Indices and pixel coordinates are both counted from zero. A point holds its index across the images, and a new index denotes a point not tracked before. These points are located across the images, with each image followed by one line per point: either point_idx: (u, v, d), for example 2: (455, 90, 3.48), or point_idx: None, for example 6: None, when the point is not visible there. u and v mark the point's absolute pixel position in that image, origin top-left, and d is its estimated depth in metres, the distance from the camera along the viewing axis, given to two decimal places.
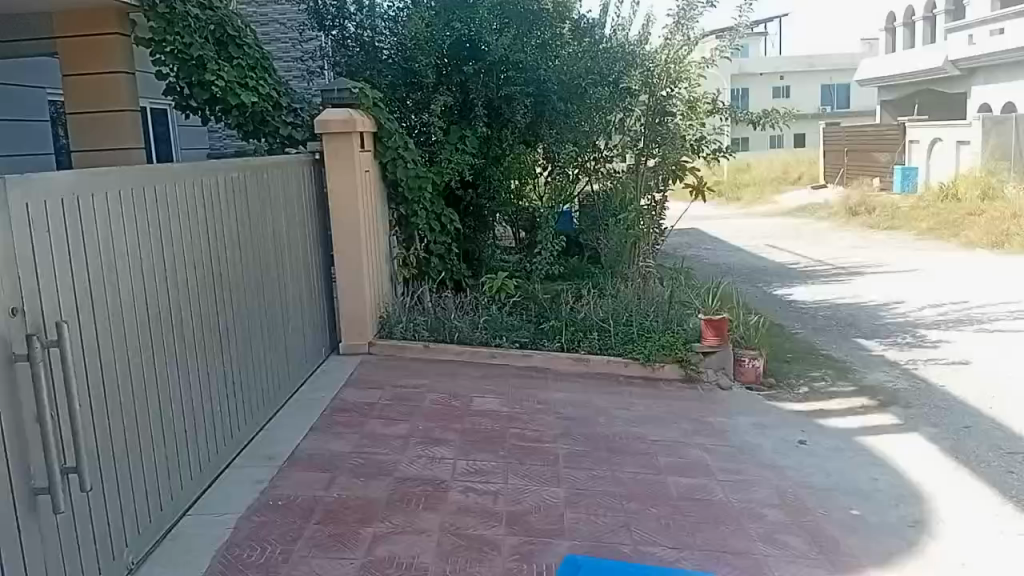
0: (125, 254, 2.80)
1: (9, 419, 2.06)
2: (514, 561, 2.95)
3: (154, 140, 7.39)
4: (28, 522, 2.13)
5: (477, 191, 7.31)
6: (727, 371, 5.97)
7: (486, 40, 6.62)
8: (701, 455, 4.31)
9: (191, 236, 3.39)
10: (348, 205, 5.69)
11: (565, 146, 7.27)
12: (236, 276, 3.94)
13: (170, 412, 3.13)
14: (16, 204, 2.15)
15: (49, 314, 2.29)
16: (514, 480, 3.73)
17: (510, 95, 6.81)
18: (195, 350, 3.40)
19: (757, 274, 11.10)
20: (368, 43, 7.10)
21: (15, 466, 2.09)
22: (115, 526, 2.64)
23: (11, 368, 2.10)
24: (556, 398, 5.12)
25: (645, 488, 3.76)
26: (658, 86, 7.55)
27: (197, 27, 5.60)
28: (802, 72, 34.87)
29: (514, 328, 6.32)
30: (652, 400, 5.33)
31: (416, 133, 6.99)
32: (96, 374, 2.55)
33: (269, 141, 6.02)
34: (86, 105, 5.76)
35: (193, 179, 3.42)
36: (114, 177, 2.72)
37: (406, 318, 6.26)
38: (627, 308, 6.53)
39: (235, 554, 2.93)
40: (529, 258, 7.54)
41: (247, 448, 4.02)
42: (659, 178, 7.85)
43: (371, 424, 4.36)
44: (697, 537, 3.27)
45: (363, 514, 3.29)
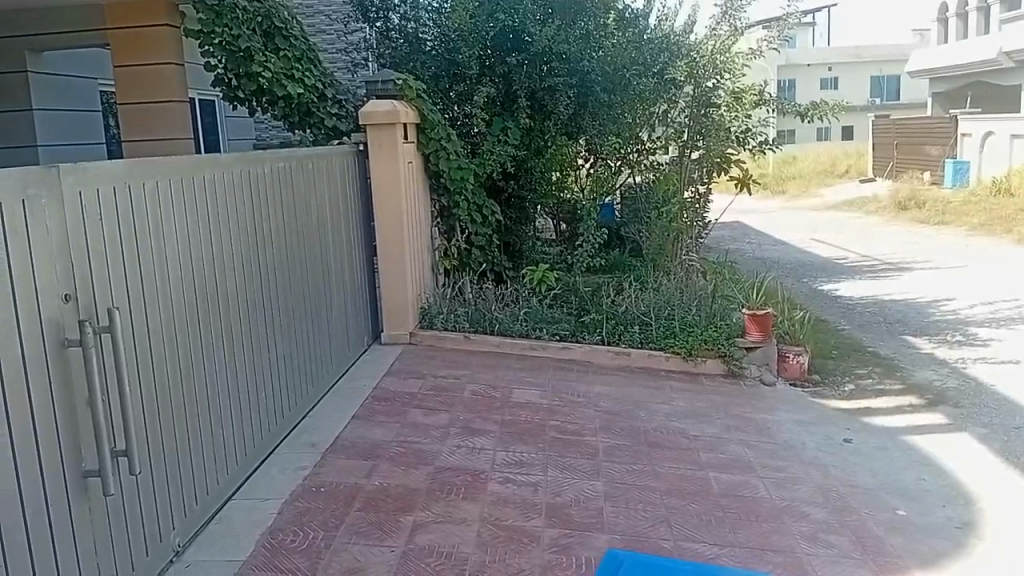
0: (174, 242, 2.85)
1: (62, 402, 2.12)
2: (554, 553, 2.95)
3: (202, 131, 7.51)
4: (79, 504, 2.19)
5: (519, 182, 7.27)
6: (771, 366, 5.91)
7: (530, 32, 6.69)
8: (743, 451, 4.26)
9: (237, 225, 3.43)
10: (391, 196, 5.72)
11: (607, 138, 7.25)
12: (281, 267, 3.99)
13: (216, 400, 3.19)
14: (69, 192, 2.20)
15: (100, 300, 2.35)
16: (553, 473, 3.72)
17: (553, 86, 6.84)
18: (241, 340, 3.45)
19: (801, 269, 10.91)
20: (412, 35, 7.07)
21: (67, 449, 2.14)
22: (162, 509, 2.70)
23: (64, 353, 2.15)
24: (596, 392, 5.10)
25: (686, 484, 3.73)
26: (704, 77, 7.41)
27: (245, 18, 5.66)
28: (850, 64, 34.13)
29: (554, 321, 6.30)
30: (693, 395, 5.29)
31: (460, 124, 7.07)
32: (145, 358, 2.60)
33: (315, 131, 6.10)
34: (136, 96, 5.86)
35: (240, 169, 3.47)
36: (162, 166, 2.76)
37: (446, 309, 6.27)
38: (669, 303, 6.47)
39: (278, 539, 2.98)
40: (569, 251, 7.50)
41: (290, 434, 4.07)
42: (703, 171, 7.73)
43: (412, 414, 4.40)
44: (738, 534, 3.23)
45: (403, 503, 3.32)
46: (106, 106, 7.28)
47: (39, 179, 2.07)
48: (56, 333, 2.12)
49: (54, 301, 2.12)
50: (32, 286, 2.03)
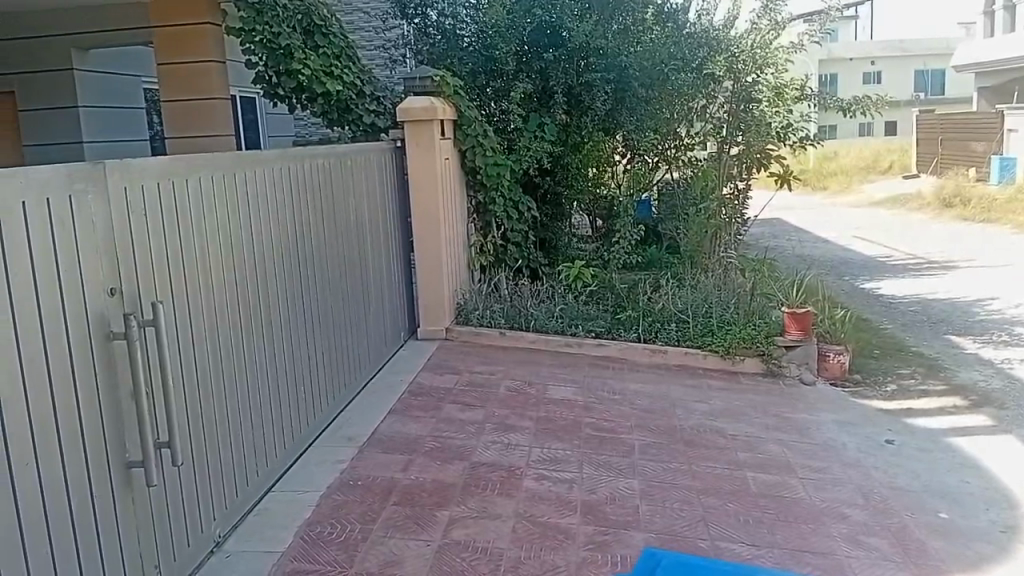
0: (217, 238, 2.89)
1: (107, 394, 2.17)
2: (589, 550, 2.94)
3: (243, 128, 7.62)
4: (124, 494, 2.24)
5: (555, 179, 7.31)
6: (811, 366, 5.83)
7: (568, 27, 6.72)
8: (781, 451, 4.21)
9: (277, 221, 3.47)
10: (428, 193, 5.75)
11: (645, 133, 7.22)
12: (320, 263, 4.03)
13: (257, 394, 3.23)
14: (114, 186, 2.25)
15: (145, 293, 2.39)
16: (588, 470, 3.71)
17: (590, 82, 6.85)
18: (281, 335, 3.49)
19: (842, 267, 10.73)
20: (449, 31, 7.13)
21: (111, 440, 2.19)
22: (204, 500, 2.75)
23: (110, 345, 2.20)
24: (631, 390, 5.08)
25: (723, 483, 3.69)
26: (744, 72, 7.25)
27: (285, 16, 5.72)
28: (893, 58, 33.44)
29: (591, 318, 6.28)
30: (731, 394, 5.23)
31: (497, 121, 7.08)
32: (187, 352, 2.65)
33: (353, 128, 6.14)
34: (178, 93, 5.94)
35: (280, 166, 3.50)
36: (205, 163, 2.80)
37: (482, 306, 6.28)
38: (706, 300, 6.39)
39: (316, 531, 3.01)
40: (606, 248, 7.48)
41: (329, 428, 4.11)
42: (742, 167, 7.57)
43: (448, 409, 4.42)
44: (776, 534, 3.19)
45: (439, 497, 3.33)
46: (150, 104, 7.42)
47: (86, 176, 2.12)
48: (102, 326, 2.17)
49: (100, 294, 2.16)
50: (80, 279, 2.08)
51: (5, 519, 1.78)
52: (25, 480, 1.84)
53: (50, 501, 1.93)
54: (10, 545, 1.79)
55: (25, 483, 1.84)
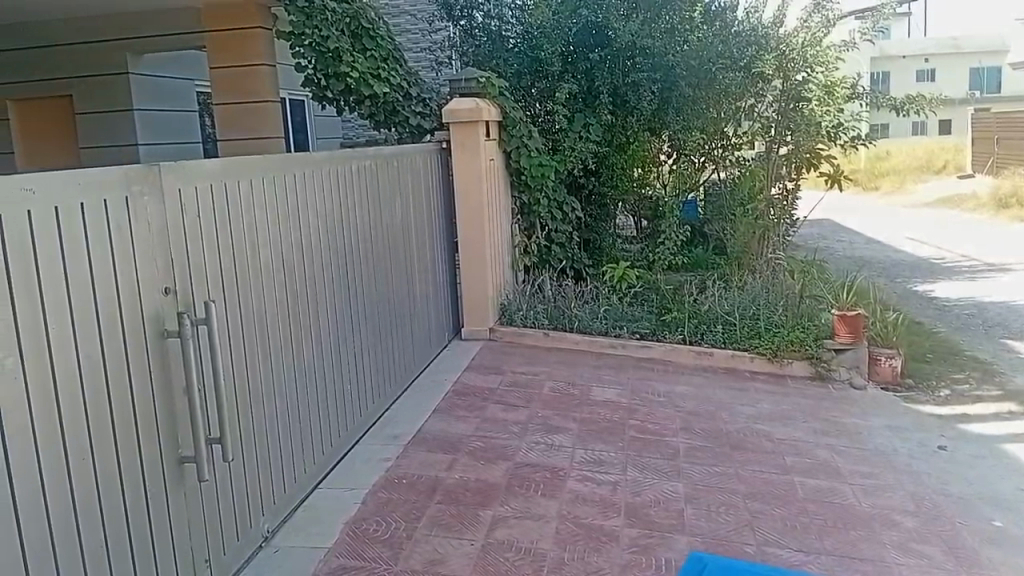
0: (268, 238, 2.95)
1: (161, 392, 2.23)
2: (633, 553, 2.93)
3: (292, 130, 7.74)
4: (176, 489, 2.29)
5: (599, 179, 7.29)
6: (862, 369, 5.71)
7: (614, 27, 6.75)
8: (830, 456, 4.13)
9: (325, 221, 3.52)
10: (474, 194, 5.78)
11: (691, 133, 7.17)
12: (366, 262, 4.07)
13: (305, 393, 3.28)
14: (169, 187, 2.30)
15: (198, 293, 2.45)
16: (632, 472, 3.69)
17: (636, 81, 6.88)
18: (327, 334, 3.54)
19: (895, 268, 10.49)
20: (494, 32, 7.16)
21: (165, 436, 2.24)
22: (252, 497, 2.80)
23: (164, 343, 2.25)
24: (676, 392, 5.04)
25: (769, 488, 3.64)
26: (794, 70, 7.12)
27: (334, 19, 5.76)
28: (948, 55, 32.63)
29: (634, 319, 6.25)
30: (778, 397, 5.15)
31: (541, 121, 7.12)
32: (238, 349, 2.70)
33: (400, 129, 6.27)
34: (229, 96, 6.07)
35: (328, 168, 3.56)
36: (255, 166, 2.85)
37: (526, 306, 6.28)
38: (753, 301, 6.32)
39: (362, 528, 3.04)
40: (651, 248, 7.47)
41: (374, 426, 4.15)
42: (791, 167, 7.49)
43: (491, 409, 4.43)
44: (825, 541, 3.14)
45: (482, 497, 3.35)
46: (202, 107, 7.59)
47: (142, 178, 2.18)
48: (156, 324, 2.22)
49: (155, 294, 2.22)
50: (135, 277, 2.13)
51: (62, 510, 1.83)
52: (81, 474, 1.90)
53: (105, 494, 1.99)
54: (67, 536, 1.85)
55: (82, 477, 1.90)
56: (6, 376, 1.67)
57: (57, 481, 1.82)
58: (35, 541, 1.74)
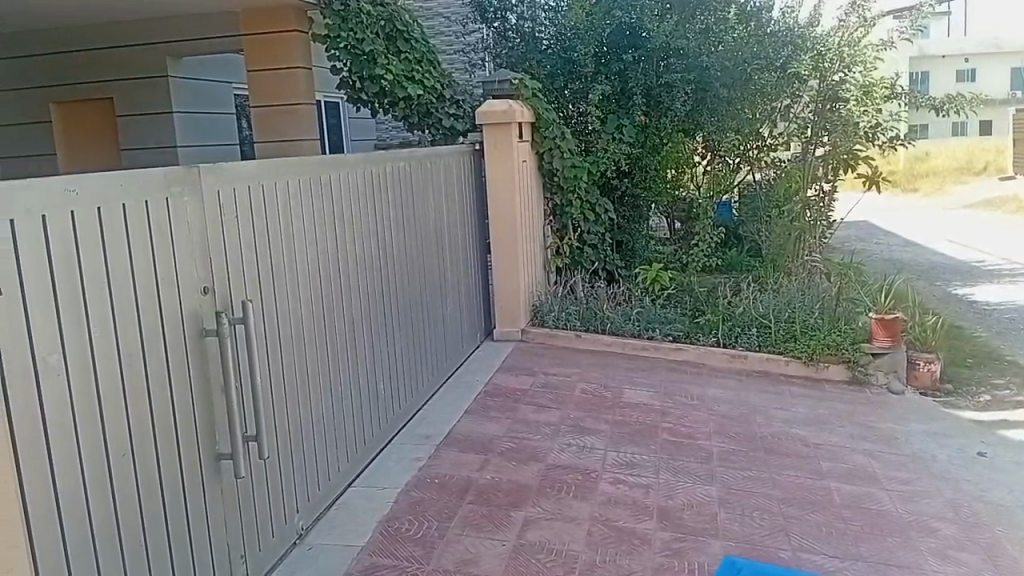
0: (304, 237, 2.98)
1: (199, 390, 2.27)
2: (666, 556, 2.91)
3: (327, 132, 7.82)
4: (213, 486, 2.33)
5: (632, 180, 7.26)
6: (900, 374, 5.61)
7: (648, 28, 6.73)
8: (867, 462, 4.07)
9: (360, 222, 3.55)
10: (506, 194, 5.78)
11: (726, 134, 7.12)
12: (400, 262, 4.10)
13: (340, 392, 3.31)
14: (208, 188, 2.34)
15: (236, 293, 2.49)
16: (665, 475, 3.67)
17: (670, 83, 6.86)
18: (362, 334, 3.57)
19: (934, 271, 10.29)
20: (529, 34, 7.15)
21: (203, 435, 2.28)
22: (288, 494, 2.83)
23: (202, 342, 2.29)
24: (710, 395, 5.00)
25: (805, 493, 3.59)
26: (830, 70, 6.99)
27: (369, 22, 5.82)
28: (990, 54, 31.93)
29: (668, 321, 6.21)
30: (814, 401, 5.08)
31: (574, 122, 7.12)
32: (274, 348, 2.73)
33: (434, 131, 6.33)
34: (267, 99, 6.15)
35: (363, 170, 3.59)
36: (292, 168, 2.89)
37: (559, 307, 6.29)
38: (788, 304, 6.25)
39: (394, 527, 3.06)
40: (684, 250, 7.43)
41: (407, 425, 4.18)
42: (828, 168, 7.30)
43: (524, 410, 4.44)
44: (861, 547, 3.09)
45: (514, 498, 3.35)
46: (241, 109, 7.70)
47: (181, 179, 2.21)
48: (195, 324, 2.26)
49: (194, 294, 2.25)
50: (175, 278, 2.17)
51: (103, 507, 1.87)
52: (122, 473, 1.94)
53: (144, 492, 2.03)
54: (108, 533, 1.89)
55: (123, 474, 1.94)
56: (51, 376, 1.71)
57: (99, 478, 1.86)
58: (77, 537, 1.78)
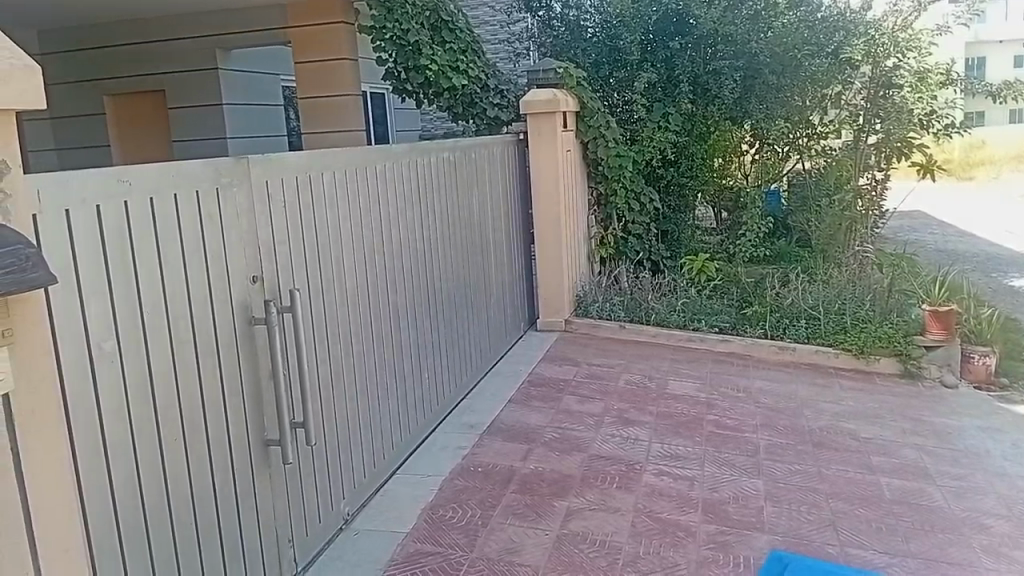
0: (351, 228, 3.02)
1: (249, 376, 2.31)
2: (710, 549, 2.89)
3: (373, 123, 7.89)
4: (262, 471, 2.37)
5: (678, 169, 7.17)
6: (953, 367, 5.45)
7: (695, 14, 6.67)
8: (918, 456, 3.97)
9: (405, 212, 3.58)
10: (550, 183, 5.77)
11: (774, 122, 7.01)
12: (445, 250, 4.12)
13: (384, 380, 3.34)
14: (257, 179, 2.37)
15: (284, 282, 2.52)
16: (711, 468, 3.63)
17: (717, 70, 6.79)
18: (406, 324, 3.59)
19: (991, 263, 9.96)
20: (574, 23, 7.14)
21: (252, 421, 2.33)
22: (334, 481, 2.87)
23: (251, 330, 2.33)
24: (756, 387, 4.93)
25: (854, 488, 3.53)
26: (883, 56, 6.76)
27: (414, 12, 5.84)
28: None
29: (714, 312, 6.13)
30: (864, 394, 4.97)
31: (620, 111, 7.08)
32: (321, 336, 2.77)
33: (478, 121, 6.33)
34: (315, 91, 6.21)
35: (408, 160, 3.61)
36: (339, 158, 2.91)
37: (602, 298, 6.28)
38: (838, 296, 6.13)
39: (439, 514, 3.09)
40: (731, 240, 7.34)
41: (451, 414, 4.20)
42: (881, 156, 7.10)
43: (567, 400, 4.43)
44: (911, 543, 3.03)
45: (557, 488, 3.35)
46: (288, 101, 7.81)
47: (231, 170, 2.25)
48: (244, 312, 2.30)
49: (243, 283, 2.29)
50: (224, 266, 2.21)
51: (155, 489, 1.92)
52: (173, 458, 1.98)
53: (195, 476, 2.07)
54: (160, 515, 1.94)
55: (173, 459, 1.99)
56: (107, 362, 1.76)
57: (151, 462, 1.91)
58: (130, 519, 1.83)
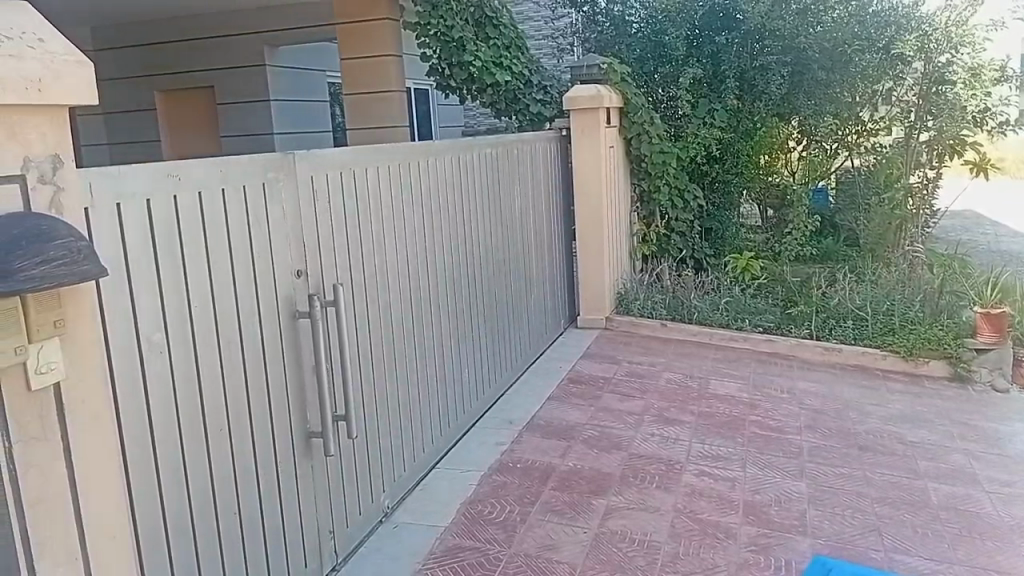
0: (394, 224, 3.04)
1: (293, 369, 2.34)
2: (751, 551, 2.85)
3: (417, 119, 7.94)
4: (304, 462, 2.40)
5: (724, 165, 7.04)
6: (1006, 372, 5.29)
7: (742, 9, 6.63)
8: (967, 462, 3.87)
9: (447, 207, 3.59)
10: (592, 180, 5.75)
11: (823, 118, 6.88)
12: (486, 246, 4.12)
13: (424, 374, 3.35)
14: (303, 174, 2.40)
15: (328, 276, 2.55)
16: (752, 469, 3.59)
17: (765, 65, 6.70)
18: (446, 319, 3.60)
19: None
20: (618, 17, 7.03)
21: (296, 412, 2.36)
22: (374, 474, 2.90)
23: (295, 324, 2.36)
24: (800, 388, 4.85)
25: (900, 492, 3.45)
26: (936, 51, 6.58)
27: (458, 9, 5.87)
28: None
29: (759, 312, 6.05)
30: (911, 397, 4.87)
31: (664, 107, 7.02)
32: (363, 331, 2.80)
33: (520, 117, 6.33)
34: (355, 87, 6.12)
35: (452, 157, 3.63)
36: (382, 154, 2.94)
37: (644, 295, 6.24)
38: (886, 296, 6.00)
39: (478, 509, 3.10)
40: (777, 238, 7.24)
41: (491, 411, 4.21)
42: (933, 154, 6.90)
43: (606, 398, 4.41)
44: (958, 551, 2.96)
45: (596, 486, 3.34)
46: (334, 97, 7.90)
47: (278, 166, 2.28)
48: (289, 305, 2.33)
49: (288, 277, 2.32)
50: (270, 260, 2.24)
51: (201, 477, 1.96)
52: (219, 446, 2.03)
53: (239, 467, 2.11)
54: (205, 504, 1.98)
55: (219, 447, 2.03)
56: (155, 353, 1.81)
57: (196, 452, 1.95)
58: (175, 506, 1.88)
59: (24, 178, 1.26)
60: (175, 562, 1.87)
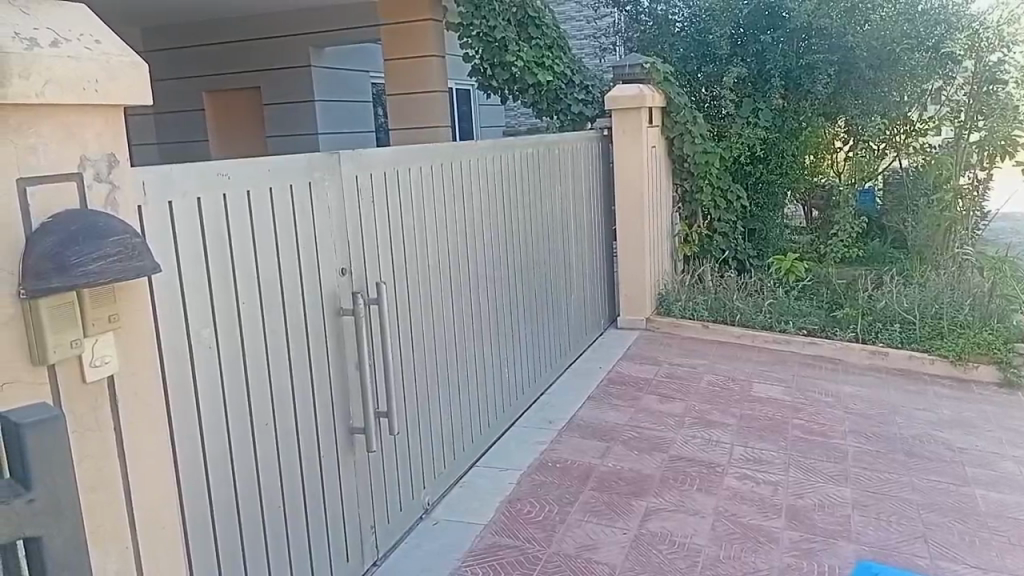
0: (436, 223, 3.06)
1: (336, 365, 2.37)
2: (793, 556, 2.82)
3: (459, 119, 7.99)
4: (347, 457, 2.44)
5: (767, 166, 6.93)
6: None
7: (789, 7, 6.55)
8: (1018, 469, 3.77)
9: (489, 205, 3.61)
10: (632, 179, 5.74)
11: (871, 119, 6.77)
12: (526, 244, 4.12)
13: (465, 371, 3.37)
14: (348, 174, 2.44)
15: (371, 274, 2.58)
16: (796, 473, 3.54)
17: (811, 64, 6.60)
18: (486, 316, 3.61)
19: None
20: (662, 17, 7.02)
21: (339, 408, 2.39)
22: (415, 470, 2.92)
23: (339, 321, 2.39)
24: (844, 392, 4.77)
25: (948, 499, 3.38)
26: (986, 50, 6.38)
27: (501, 9, 5.91)
28: None
29: (803, 314, 6.00)
30: (960, 403, 4.75)
31: (707, 107, 6.94)
32: (405, 328, 2.83)
33: (561, 118, 6.30)
34: (398, 88, 6.17)
35: (493, 156, 3.65)
36: (424, 154, 2.96)
37: (685, 297, 6.19)
38: (936, 299, 5.86)
39: (518, 509, 3.10)
40: (822, 240, 7.17)
41: (531, 410, 4.22)
42: (983, 155, 6.60)
43: (647, 400, 4.39)
44: (1008, 559, 2.89)
45: (636, 487, 3.33)
46: (377, 98, 7.97)
47: (324, 166, 2.32)
48: (333, 302, 2.36)
49: (333, 274, 2.36)
50: (316, 259, 2.27)
51: (246, 470, 2.00)
52: (265, 440, 2.06)
53: (284, 460, 2.15)
54: (251, 497, 2.02)
55: (265, 441, 2.06)
56: (205, 347, 1.85)
57: (244, 446, 1.99)
58: (222, 497, 1.92)
59: (80, 176, 1.30)
60: (221, 552, 1.91)
